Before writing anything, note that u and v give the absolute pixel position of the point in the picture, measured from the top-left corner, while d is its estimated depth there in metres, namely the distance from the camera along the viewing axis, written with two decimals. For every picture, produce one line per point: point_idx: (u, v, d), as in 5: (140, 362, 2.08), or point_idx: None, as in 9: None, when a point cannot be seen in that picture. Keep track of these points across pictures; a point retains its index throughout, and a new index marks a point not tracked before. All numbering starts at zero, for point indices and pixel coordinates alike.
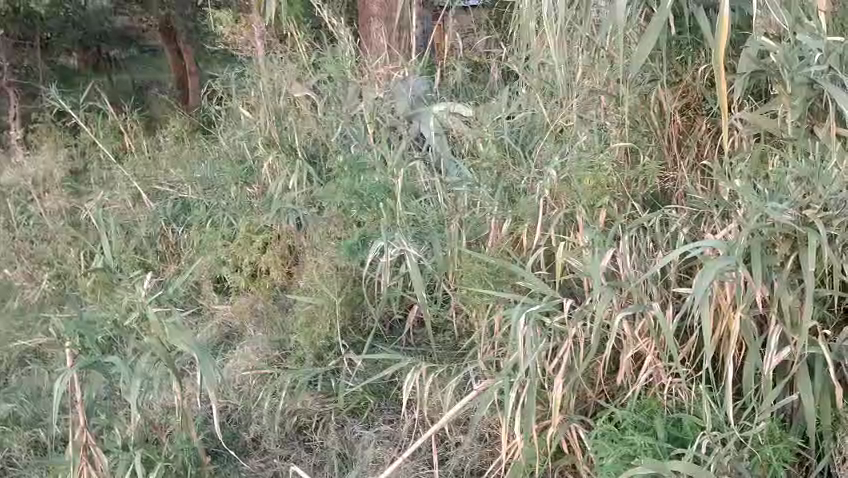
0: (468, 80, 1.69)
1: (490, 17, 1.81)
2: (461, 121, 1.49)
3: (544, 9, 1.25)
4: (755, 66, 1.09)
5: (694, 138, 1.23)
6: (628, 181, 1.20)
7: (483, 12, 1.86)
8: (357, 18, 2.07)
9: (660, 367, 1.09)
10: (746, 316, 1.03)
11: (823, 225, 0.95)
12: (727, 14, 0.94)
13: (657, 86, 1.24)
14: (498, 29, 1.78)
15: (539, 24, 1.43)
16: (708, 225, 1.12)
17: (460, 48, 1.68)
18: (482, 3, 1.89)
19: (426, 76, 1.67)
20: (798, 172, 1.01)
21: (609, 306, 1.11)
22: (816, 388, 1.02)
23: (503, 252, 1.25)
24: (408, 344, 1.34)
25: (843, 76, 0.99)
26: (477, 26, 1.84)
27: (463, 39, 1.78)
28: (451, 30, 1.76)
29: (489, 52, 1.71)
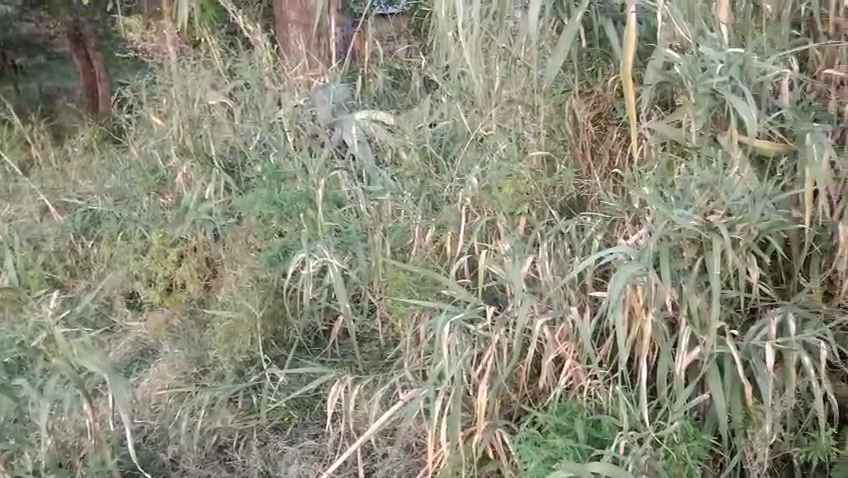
0: (390, 88, 1.67)
1: (410, 24, 1.79)
2: (382, 129, 1.47)
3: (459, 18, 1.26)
4: (659, 77, 1.12)
5: (607, 147, 1.26)
6: (546, 188, 1.23)
7: (403, 20, 1.84)
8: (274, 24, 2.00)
9: (579, 371, 1.11)
10: (658, 318, 1.06)
11: (724, 228, 1.02)
12: (635, 24, 1.00)
13: (570, 96, 1.27)
14: (419, 36, 1.76)
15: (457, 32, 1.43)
16: (621, 231, 1.16)
17: (380, 55, 1.67)
18: (401, 11, 1.86)
19: (347, 84, 1.64)
20: (701, 180, 1.05)
21: (530, 312, 1.13)
22: (726, 387, 1.06)
23: (427, 259, 1.24)
24: (334, 354, 1.31)
25: (743, 85, 1.05)
26: (397, 35, 1.82)
27: (383, 47, 1.76)
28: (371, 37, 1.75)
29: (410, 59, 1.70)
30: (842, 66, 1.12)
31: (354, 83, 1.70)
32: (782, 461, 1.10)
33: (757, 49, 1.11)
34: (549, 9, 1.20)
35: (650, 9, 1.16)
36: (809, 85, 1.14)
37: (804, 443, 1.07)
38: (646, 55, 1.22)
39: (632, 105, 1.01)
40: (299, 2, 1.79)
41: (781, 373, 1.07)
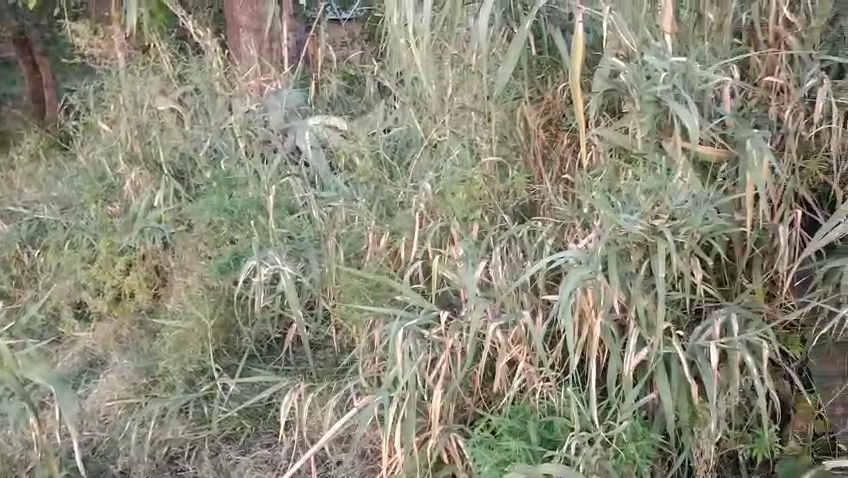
0: (344, 93, 1.65)
1: (363, 29, 1.77)
2: (336, 134, 1.45)
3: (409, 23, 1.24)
4: (606, 84, 1.14)
5: (558, 152, 1.26)
6: (499, 194, 1.22)
7: (357, 26, 1.81)
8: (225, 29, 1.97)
9: (531, 373, 1.12)
10: (606, 320, 1.08)
11: (669, 232, 1.04)
12: (580, 33, 1.03)
13: (522, 103, 1.26)
14: (372, 41, 1.74)
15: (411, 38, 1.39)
16: (572, 235, 1.17)
17: (333, 59, 1.64)
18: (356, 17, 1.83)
19: (301, 89, 1.62)
20: (646, 185, 1.08)
21: (483, 316, 1.14)
22: (673, 387, 1.08)
23: (380, 265, 1.23)
24: (288, 362, 1.30)
25: (685, 94, 1.08)
26: (350, 40, 1.77)
27: (337, 52, 1.73)
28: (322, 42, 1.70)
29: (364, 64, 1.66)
30: (782, 73, 1.12)
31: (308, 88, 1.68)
32: (729, 459, 1.11)
33: (699, 57, 1.12)
34: (499, 17, 1.24)
35: (597, 19, 1.19)
36: (750, 92, 1.13)
37: (748, 440, 1.09)
38: (594, 63, 1.23)
39: (580, 112, 1.04)
40: (251, 6, 1.75)
41: (726, 373, 1.08)
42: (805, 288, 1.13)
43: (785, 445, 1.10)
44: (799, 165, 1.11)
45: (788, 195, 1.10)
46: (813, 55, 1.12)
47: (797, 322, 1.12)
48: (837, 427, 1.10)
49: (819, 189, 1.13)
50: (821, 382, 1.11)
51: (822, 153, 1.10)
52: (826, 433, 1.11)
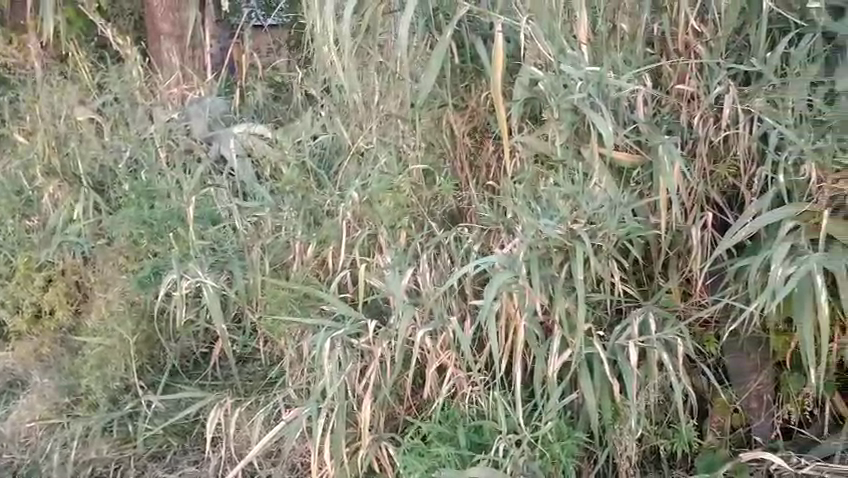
0: (271, 100, 1.56)
1: (290, 36, 1.65)
2: (260, 141, 1.39)
3: (325, 28, 1.19)
4: (527, 93, 1.16)
5: (484, 159, 1.23)
6: (426, 200, 1.20)
7: (284, 32, 1.69)
8: (145, 36, 1.92)
9: (461, 378, 1.11)
10: (531, 323, 1.09)
11: (586, 236, 1.08)
12: (500, 45, 1.06)
13: (447, 111, 1.20)
14: (298, 49, 1.62)
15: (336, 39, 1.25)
16: (498, 240, 1.16)
17: (257, 66, 1.57)
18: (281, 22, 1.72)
19: (225, 97, 1.60)
20: (563, 191, 1.10)
21: (411, 323, 1.12)
22: (596, 386, 1.10)
23: (307, 275, 1.21)
24: (214, 377, 1.29)
25: (600, 104, 1.10)
26: (277, 47, 1.67)
27: (261, 59, 1.65)
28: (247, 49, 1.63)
29: (290, 70, 1.56)
30: (692, 82, 1.14)
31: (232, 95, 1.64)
32: (651, 455, 1.13)
33: (611, 66, 1.15)
34: (420, 25, 1.20)
35: (515, 28, 1.18)
36: (663, 100, 1.17)
37: (668, 436, 1.11)
38: (514, 71, 1.23)
39: (504, 121, 1.07)
40: (171, 12, 1.71)
41: (644, 370, 1.10)
42: (717, 286, 1.14)
43: (704, 440, 1.13)
44: (709, 169, 1.14)
45: (699, 198, 1.13)
46: (719, 64, 1.13)
47: (711, 319, 1.13)
48: (753, 421, 1.13)
49: (729, 192, 1.15)
50: (736, 378, 1.13)
51: (730, 157, 1.13)
52: (743, 426, 1.13)
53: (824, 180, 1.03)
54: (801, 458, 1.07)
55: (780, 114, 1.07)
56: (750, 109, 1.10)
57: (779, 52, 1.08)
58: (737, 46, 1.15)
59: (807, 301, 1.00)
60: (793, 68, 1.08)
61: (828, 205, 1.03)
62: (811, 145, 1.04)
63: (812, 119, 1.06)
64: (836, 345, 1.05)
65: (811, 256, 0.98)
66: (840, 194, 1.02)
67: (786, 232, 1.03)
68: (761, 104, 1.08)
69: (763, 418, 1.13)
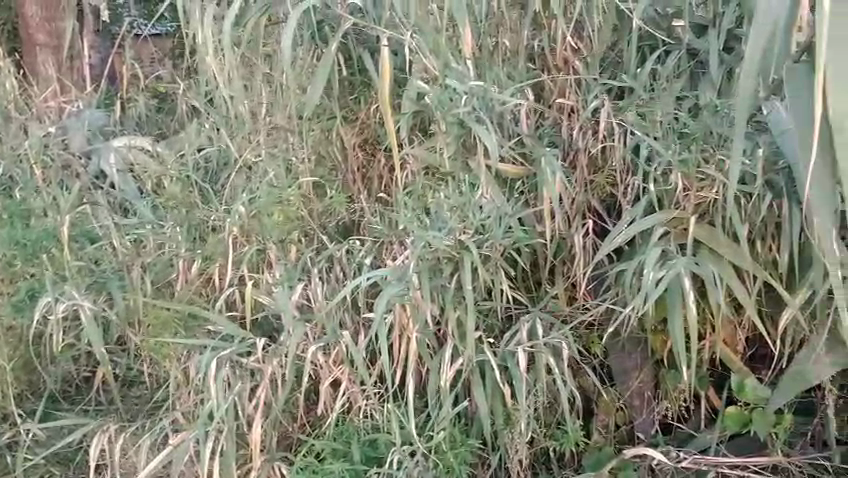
0: (154, 112, 1.50)
1: (175, 45, 1.59)
2: (142, 154, 1.33)
3: (206, 39, 1.15)
4: (415, 106, 1.15)
5: (376, 170, 1.20)
6: (317, 213, 1.18)
7: (168, 41, 1.60)
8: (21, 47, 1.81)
9: (354, 392, 1.09)
10: (423, 334, 1.08)
11: (473, 246, 1.07)
12: (387, 57, 1.05)
13: (336, 123, 1.19)
14: (183, 59, 1.56)
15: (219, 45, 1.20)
16: (390, 252, 1.13)
17: (139, 76, 1.50)
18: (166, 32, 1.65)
19: (105, 110, 1.50)
20: (450, 202, 1.10)
21: (303, 339, 1.10)
22: (488, 393, 1.10)
23: (191, 295, 1.17)
24: (99, 402, 1.23)
25: (485, 118, 1.10)
26: (161, 57, 1.60)
27: (145, 69, 1.58)
28: (129, 59, 1.55)
29: (174, 81, 1.50)
30: (572, 96, 1.19)
31: (113, 107, 1.55)
32: (541, 456, 1.16)
33: (495, 80, 1.17)
34: (305, 37, 1.19)
35: (401, 43, 1.17)
36: (545, 113, 1.20)
37: (557, 437, 1.13)
38: (402, 84, 1.23)
39: (392, 131, 1.03)
40: (48, 23, 1.63)
41: (533, 374, 1.12)
42: (599, 290, 1.17)
43: (591, 439, 1.16)
44: (589, 179, 1.17)
45: (581, 205, 1.17)
46: (595, 80, 1.17)
47: (594, 322, 1.16)
48: (636, 418, 1.16)
49: (607, 200, 1.20)
50: (619, 377, 1.16)
51: (607, 169, 1.17)
52: (626, 423, 1.17)
53: (689, 188, 1.08)
54: (680, 452, 1.10)
55: (649, 127, 1.11)
56: (623, 122, 1.14)
57: (647, 69, 1.13)
58: (610, 60, 1.21)
59: (677, 304, 1.05)
60: (661, 84, 1.13)
61: (694, 211, 1.08)
62: (677, 156, 1.07)
63: (677, 131, 1.11)
64: (707, 343, 1.08)
65: (679, 260, 1.03)
66: (704, 201, 1.07)
67: (658, 237, 1.08)
68: (631, 117, 1.12)
69: (645, 415, 1.15)
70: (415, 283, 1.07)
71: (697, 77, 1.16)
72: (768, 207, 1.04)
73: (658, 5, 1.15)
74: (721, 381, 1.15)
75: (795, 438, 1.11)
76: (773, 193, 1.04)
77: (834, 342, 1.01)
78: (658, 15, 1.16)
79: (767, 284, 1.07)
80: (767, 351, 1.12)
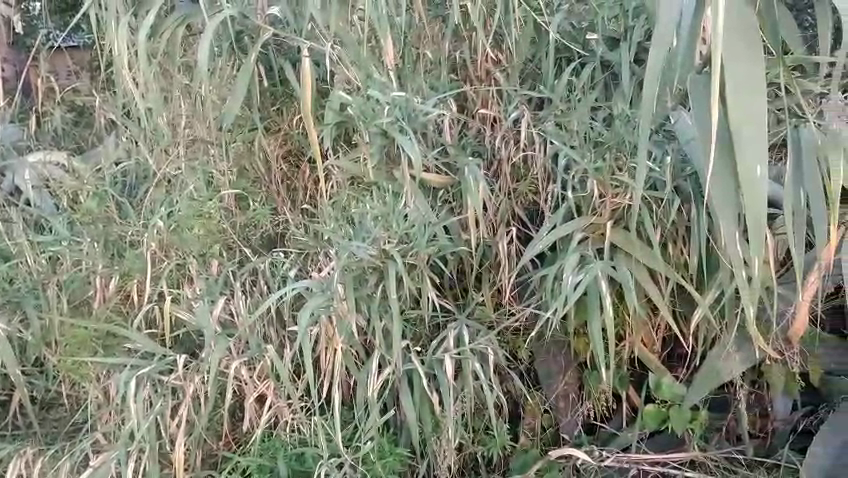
0: (71, 126, 1.46)
1: (92, 57, 1.54)
2: (57, 169, 1.29)
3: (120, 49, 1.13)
4: (337, 117, 1.13)
5: (301, 180, 1.20)
6: (240, 226, 1.17)
7: (85, 53, 1.55)
8: None
9: (280, 407, 1.08)
10: (347, 345, 1.08)
11: (398, 256, 1.06)
12: (308, 67, 1.04)
13: (257, 135, 1.18)
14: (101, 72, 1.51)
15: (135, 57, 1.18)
16: (315, 264, 1.12)
17: (55, 89, 1.45)
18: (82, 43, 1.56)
19: (19, 123, 1.45)
20: (373, 212, 1.09)
21: (226, 354, 1.09)
22: (415, 401, 1.11)
23: (109, 313, 1.15)
24: (15, 426, 1.18)
25: (408, 129, 1.09)
26: (78, 70, 1.54)
27: (61, 82, 1.53)
28: (44, 72, 1.50)
29: (91, 94, 1.45)
30: (494, 106, 1.20)
31: (27, 121, 1.49)
32: (470, 462, 1.17)
33: (417, 90, 1.17)
34: (223, 49, 1.18)
35: (322, 53, 1.15)
36: (468, 123, 1.21)
37: (485, 442, 1.15)
38: (326, 95, 1.22)
39: (316, 144, 1.03)
40: None
41: (461, 381, 1.12)
42: (524, 295, 1.18)
43: (517, 443, 1.18)
44: (512, 187, 1.19)
45: (503, 216, 1.17)
46: (516, 90, 1.19)
47: (520, 327, 1.16)
48: (561, 419, 1.18)
49: (530, 208, 1.21)
50: (545, 380, 1.18)
51: (530, 177, 1.18)
52: (552, 425, 1.19)
53: (605, 194, 1.11)
54: (604, 451, 1.13)
55: (566, 136, 1.14)
56: (543, 132, 1.16)
57: (564, 80, 1.15)
58: (529, 71, 1.23)
59: (596, 306, 1.08)
60: (576, 95, 1.16)
61: (610, 216, 1.11)
62: (592, 164, 1.11)
63: (593, 140, 1.14)
64: (626, 344, 1.12)
65: (596, 264, 1.07)
66: (619, 207, 1.11)
67: (577, 243, 1.11)
68: (550, 127, 1.14)
69: (570, 415, 1.18)
70: (339, 293, 1.06)
71: (610, 88, 1.19)
72: (676, 211, 1.08)
73: (573, 19, 1.19)
74: (640, 381, 1.19)
75: (710, 433, 1.14)
76: (680, 198, 1.09)
77: (742, 340, 1.05)
78: (573, 28, 1.20)
79: (680, 286, 1.11)
80: (683, 350, 1.16)
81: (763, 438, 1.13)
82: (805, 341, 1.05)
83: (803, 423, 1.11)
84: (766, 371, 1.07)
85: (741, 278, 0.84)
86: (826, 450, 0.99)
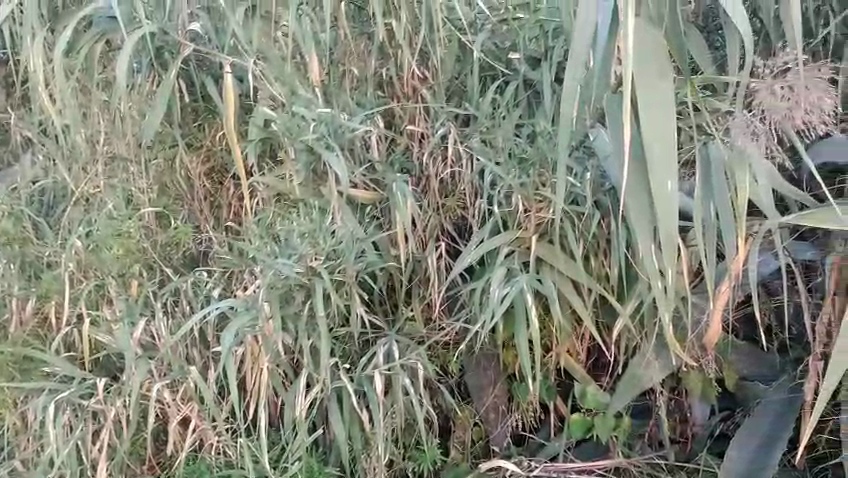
0: None
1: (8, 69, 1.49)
2: None
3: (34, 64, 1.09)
4: (261, 133, 1.12)
5: (225, 197, 1.18)
6: (160, 246, 1.15)
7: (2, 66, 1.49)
8: None
9: (204, 429, 1.07)
10: (273, 365, 1.07)
11: (324, 273, 1.06)
12: (230, 82, 1.03)
13: (179, 151, 1.16)
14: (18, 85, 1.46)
15: (52, 72, 1.15)
16: (239, 283, 1.11)
17: None
18: None
19: None
20: (300, 229, 1.09)
21: (148, 376, 1.08)
22: (344, 419, 1.10)
23: (27, 337, 1.12)
24: None
25: (334, 145, 1.09)
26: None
27: None
28: None
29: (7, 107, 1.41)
30: (421, 123, 1.20)
31: None
32: None
33: (343, 107, 1.18)
34: (144, 64, 1.15)
35: (245, 69, 1.14)
36: (395, 140, 1.21)
37: (415, 457, 1.15)
38: (250, 110, 1.20)
39: (239, 160, 1.02)
40: None
41: (391, 397, 1.12)
42: (454, 309, 1.18)
43: (448, 457, 1.19)
44: (440, 202, 1.19)
45: (432, 231, 1.18)
46: (442, 107, 1.19)
47: (450, 341, 1.17)
48: (491, 431, 1.19)
49: (459, 223, 1.22)
50: (475, 392, 1.18)
51: (458, 192, 1.18)
52: (482, 438, 1.20)
53: (529, 208, 1.12)
54: (532, 461, 1.14)
55: (492, 153, 1.16)
56: (469, 148, 1.17)
57: (488, 97, 1.17)
58: (454, 88, 1.25)
59: (522, 317, 1.09)
60: (500, 112, 1.19)
61: (536, 230, 1.12)
62: (517, 180, 1.12)
63: (518, 156, 1.15)
64: (552, 355, 1.14)
65: (522, 277, 1.09)
66: (543, 221, 1.13)
67: (503, 256, 1.12)
68: (476, 144, 1.15)
69: (499, 427, 1.19)
70: (264, 312, 1.04)
71: (533, 106, 1.22)
72: (597, 225, 1.12)
73: (496, 38, 1.22)
74: (567, 390, 1.20)
75: (634, 440, 1.17)
76: (600, 212, 1.13)
77: (661, 347, 1.09)
78: (496, 47, 1.23)
79: (601, 296, 1.15)
80: (606, 359, 1.19)
81: (683, 444, 1.17)
82: (720, 348, 1.09)
83: (721, 427, 1.16)
84: (684, 377, 1.10)
85: (658, 287, 0.87)
86: (741, 452, 1.03)
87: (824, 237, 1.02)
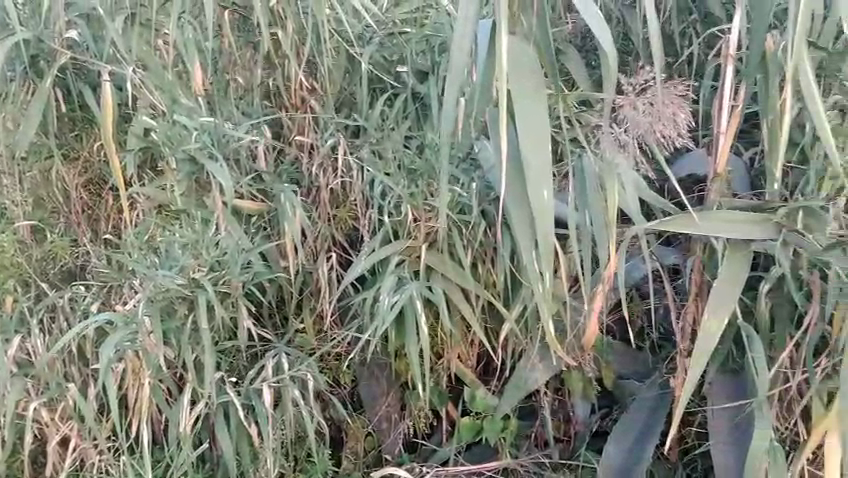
0: None
1: None
2: None
3: None
4: (141, 142, 1.10)
5: (104, 209, 1.15)
6: (36, 260, 1.11)
7: None
8: None
9: (85, 449, 1.04)
10: (155, 381, 1.04)
11: (208, 284, 1.04)
12: (109, 91, 1.00)
13: (54, 163, 1.12)
14: None
15: None
16: (118, 296, 1.08)
17: None
18: None
19: None
20: (182, 239, 1.07)
21: (23, 396, 1.04)
22: (232, 433, 1.09)
23: None
24: None
25: (218, 154, 1.08)
26: None
27: None
28: None
29: None
30: (310, 133, 1.21)
31: None
32: None
33: (228, 116, 1.18)
34: (17, 70, 1.11)
35: (125, 77, 1.11)
36: (284, 150, 1.22)
37: (306, 470, 1.15)
38: (130, 120, 1.18)
39: (118, 170, 0.99)
40: None
41: (281, 409, 1.11)
42: (345, 320, 1.19)
43: (341, 467, 1.20)
44: (331, 213, 1.20)
45: (324, 241, 1.19)
46: (331, 118, 1.19)
47: (342, 352, 1.18)
48: (383, 440, 1.20)
49: (352, 233, 1.23)
50: (368, 401, 1.19)
51: (349, 202, 1.19)
52: (375, 447, 1.22)
53: (419, 218, 1.14)
54: (424, 468, 1.16)
55: (381, 164, 1.17)
56: (358, 159, 1.18)
57: (377, 109, 1.19)
58: (345, 99, 1.27)
59: (412, 324, 1.10)
60: (389, 124, 1.21)
61: (424, 240, 1.14)
62: (406, 190, 1.14)
63: (407, 168, 1.17)
64: (443, 361, 1.16)
65: (411, 284, 1.10)
66: (432, 230, 1.14)
67: (394, 265, 1.13)
68: (365, 155, 1.17)
69: (391, 436, 1.20)
70: (144, 326, 1.01)
71: (422, 118, 1.24)
72: (483, 233, 1.16)
73: (385, 51, 1.24)
74: (458, 395, 1.23)
75: (521, 440, 1.22)
76: (486, 221, 1.16)
77: (544, 351, 1.13)
78: (385, 59, 1.25)
79: (488, 303, 1.18)
80: (493, 363, 1.23)
81: (566, 442, 1.22)
82: (597, 349, 1.14)
83: (599, 424, 1.21)
84: (566, 377, 1.15)
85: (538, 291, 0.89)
86: (616, 449, 1.07)
87: (684, 242, 1.11)
